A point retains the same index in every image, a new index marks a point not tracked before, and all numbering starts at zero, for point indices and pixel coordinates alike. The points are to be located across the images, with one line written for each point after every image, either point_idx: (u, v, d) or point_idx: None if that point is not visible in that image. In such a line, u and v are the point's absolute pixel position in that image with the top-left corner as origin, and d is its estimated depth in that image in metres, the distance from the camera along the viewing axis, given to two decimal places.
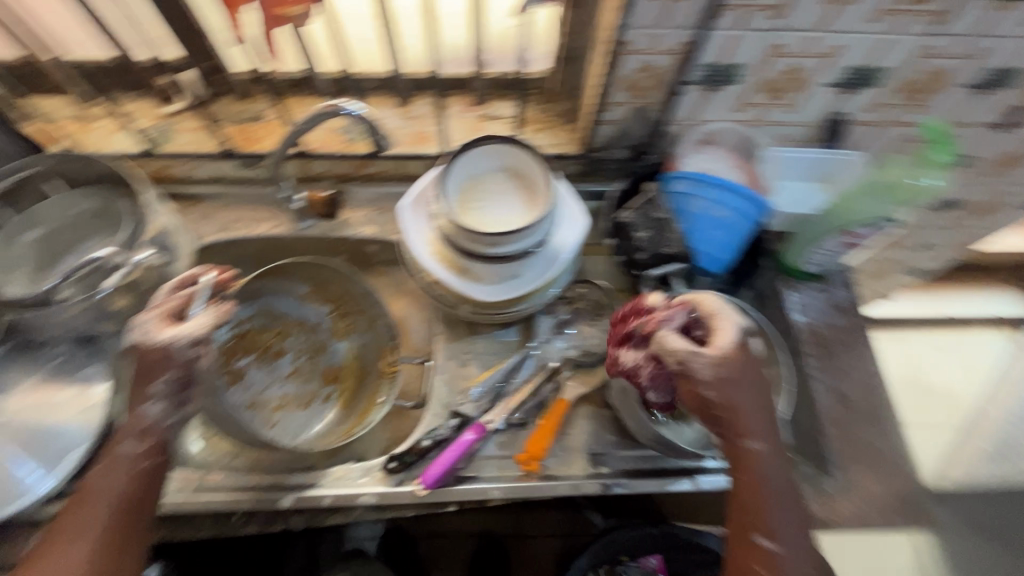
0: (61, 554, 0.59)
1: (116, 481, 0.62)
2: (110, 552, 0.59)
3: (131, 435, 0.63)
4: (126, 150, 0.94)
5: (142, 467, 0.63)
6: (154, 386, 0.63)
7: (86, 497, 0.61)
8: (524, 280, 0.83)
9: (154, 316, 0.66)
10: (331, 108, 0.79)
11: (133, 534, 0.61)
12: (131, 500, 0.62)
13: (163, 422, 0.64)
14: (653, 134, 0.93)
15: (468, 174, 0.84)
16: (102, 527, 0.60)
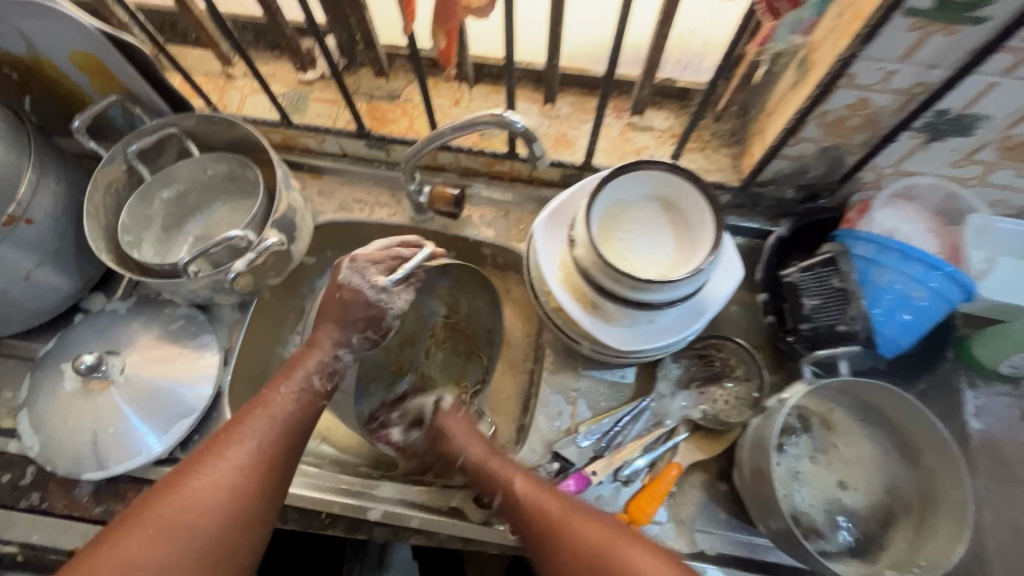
0: (225, 456, 0.63)
1: (282, 413, 0.68)
2: (264, 470, 0.64)
3: (316, 371, 0.72)
4: (260, 115, 0.91)
5: (313, 403, 0.71)
6: (358, 336, 0.75)
7: (255, 414, 0.67)
8: (659, 327, 0.73)
9: (370, 267, 0.74)
10: (491, 118, 0.65)
11: (284, 461, 0.66)
12: (291, 429, 0.68)
13: (340, 368, 0.75)
14: (836, 177, 0.79)
15: (616, 199, 0.74)
16: (265, 445, 0.65)
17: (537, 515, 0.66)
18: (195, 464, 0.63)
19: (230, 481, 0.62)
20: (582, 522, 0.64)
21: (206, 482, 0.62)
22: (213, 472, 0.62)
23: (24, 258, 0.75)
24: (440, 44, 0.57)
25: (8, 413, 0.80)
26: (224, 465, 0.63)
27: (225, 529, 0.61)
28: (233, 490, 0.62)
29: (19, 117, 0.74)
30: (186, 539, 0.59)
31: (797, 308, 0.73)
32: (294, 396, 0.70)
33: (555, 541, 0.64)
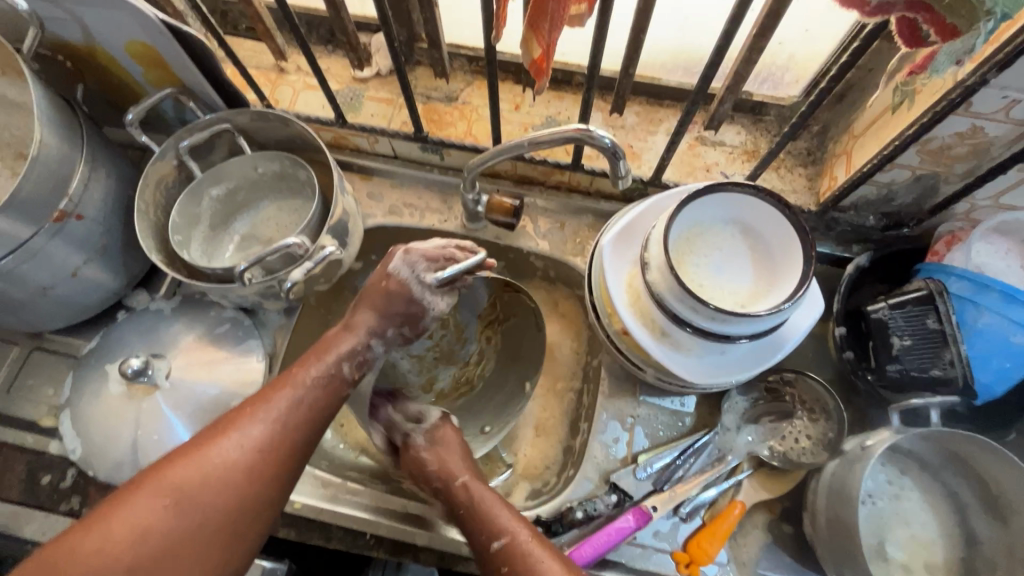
0: (244, 429, 0.58)
1: (311, 393, 0.63)
2: (282, 449, 0.59)
3: (347, 358, 0.67)
4: (312, 112, 0.88)
5: (339, 390, 0.66)
6: (394, 329, 0.70)
7: (281, 390, 0.62)
8: (732, 359, 0.69)
9: (421, 262, 0.69)
10: (575, 132, 0.60)
11: (302, 442, 0.61)
12: (317, 413, 0.63)
13: (371, 360, 0.69)
14: (926, 207, 0.74)
15: (694, 221, 0.69)
16: (285, 421, 0.60)
17: (541, 570, 0.57)
18: (212, 433, 0.58)
19: (248, 454, 0.57)
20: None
21: (223, 455, 0.56)
22: (229, 444, 0.57)
23: (73, 254, 0.72)
24: (533, 54, 0.52)
25: (49, 411, 0.78)
26: (242, 437, 0.57)
27: (236, 506, 0.55)
28: (249, 466, 0.56)
29: (72, 108, 0.71)
30: (198, 511, 0.54)
31: (883, 346, 0.68)
32: (322, 378, 0.64)
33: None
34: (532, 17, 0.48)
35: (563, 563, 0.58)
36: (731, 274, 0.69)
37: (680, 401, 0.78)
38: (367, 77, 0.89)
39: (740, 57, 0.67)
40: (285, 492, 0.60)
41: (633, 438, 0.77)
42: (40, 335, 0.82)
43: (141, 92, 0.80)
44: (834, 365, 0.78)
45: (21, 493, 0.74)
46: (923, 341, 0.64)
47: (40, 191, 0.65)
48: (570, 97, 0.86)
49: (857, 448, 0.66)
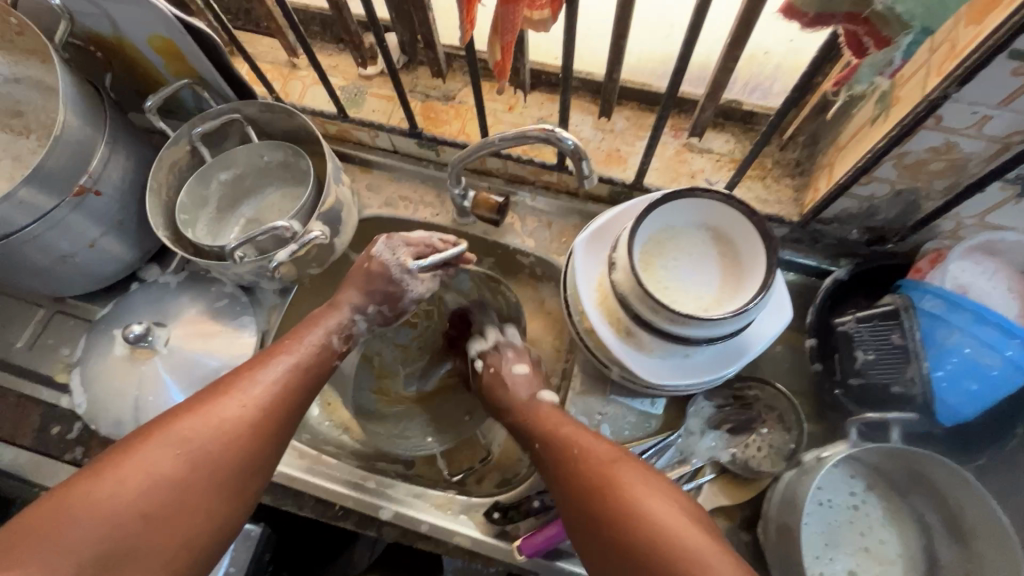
0: (247, 390, 0.63)
1: (302, 360, 0.68)
2: (279, 409, 0.64)
3: (333, 332, 0.73)
4: (318, 107, 0.93)
5: (327, 361, 0.71)
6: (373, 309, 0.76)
7: (278, 355, 0.67)
8: (695, 363, 0.70)
9: (403, 249, 0.75)
10: (541, 133, 0.63)
11: (297, 403, 0.66)
12: (308, 379, 0.68)
13: (358, 337, 0.76)
14: (909, 223, 0.72)
15: (663, 224, 0.70)
16: (282, 384, 0.65)
17: (553, 443, 0.67)
18: (214, 394, 0.62)
19: (249, 411, 0.61)
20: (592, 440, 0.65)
21: (226, 411, 0.61)
22: (231, 403, 0.61)
23: (91, 226, 0.79)
24: (495, 56, 0.56)
25: (64, 368, 0.85)
26: (242, 397, 0.62)
27: (239, 457, 0.59)
28: (249, 422, 0.61)
29: (98, 93, 0.78)
30: (207, 460, 0.57)
31: (848, 359, 0.68)
32: (310, 349, 0.70)
33: (581, 458, 0.63)
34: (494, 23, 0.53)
35: (576, 455, 0.64)
36: (698, 279, 0.70)
37: (649, 402, 0.78)
38: (371, 75, 0.94)
39: (717, 65, 0.67)
40: (281, 450, 0.64)
41: (598, 434, 0.78)
42: (62, 299, 0.90)
43: (162, 82, 0.87)
44: (808, 378, 0.78)
45: (33, 440, 0.82)
46: (884, 354, 0.65)
47: (61, 167, 0.72)
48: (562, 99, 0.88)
49: (814, 459, 0.66)
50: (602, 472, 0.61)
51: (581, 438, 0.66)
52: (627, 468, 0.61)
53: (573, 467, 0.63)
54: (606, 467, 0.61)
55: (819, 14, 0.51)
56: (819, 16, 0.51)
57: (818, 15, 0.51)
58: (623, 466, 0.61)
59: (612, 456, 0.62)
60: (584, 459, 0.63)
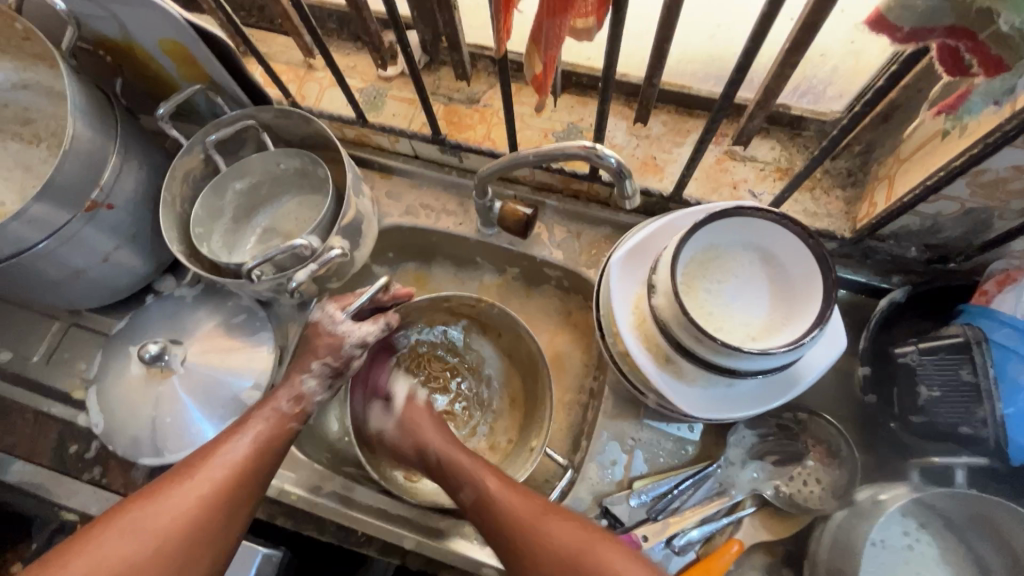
0: (197, 469, 0.60)
1: (253, 432, 0.64)
2: (236, 488, 0.60)
3: (287, 395, 0.67)
4: (335, 110, 0.89)
5: (283, 426, 0.66)
6: (315, 364, 0.68)
7: (233, 430, 0.64)
8: (739, 393, 0.66)
9: (332, 303, 0.71)
10: (582, 149, 0.59)
11: (257, 477, 0.62)
12: (263, 451, 0.63)
13: (313, 398, 0.69)
14: (976, 243, 0.66)
15: (707, 243, 0.65)
16: (240, 461, 0.62)
17: (512, 522, 0.62)
18: (172, 479, 0.60)
19: (199, 492, 0.59)
20: (557, 518, 0.61)
21: (174, 498, 0.58)
22: (187, 486, 0.59)
23: (105, 240, 0.76)
24: (534, 69, 0.52)
25: (81, 384, 0.83)
26: (198, 480, 0.59)
27: (188, 542, 0.57)
28: (201, 504, 0.58)
29: (109, 100, 0.74)
30: (154, 551, 0.56)
31: (908, 394, 0.63)
32: (273, 418, 0.66)
33: (540, 548, 0.60)
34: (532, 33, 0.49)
35: (539, 528, 0.61)
36: (745, 303, 0.65)
37: (686, 428, 0.74)
38: (391, 76, 0.89)
39: (771, 71, 0.61)
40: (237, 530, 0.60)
41: (631, 462, 0.73)
42: (78, 312, 0.87)
43: (175, 86, 0.83)
44: (859, 405, 0.72)
45: (51, 459, 0.81)
46: (952, 392, 0.60)
47: (72, 181, 0.68)
48: (594, 103, 0.83)
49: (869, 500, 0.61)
50: (562, 561, 0.59)
51: (548, 521, 0.61)
52: (607, 549, 0.59)
53: (530, 550, 0.60)
54: (588, 559, 0.58)
55: (917, 27, 0.40)
56: (916, 29, 0.40)
57: (916, 27, 0.40)
58: (602, 549, 0.59)
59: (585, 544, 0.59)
60: (543, 550, 0.60)
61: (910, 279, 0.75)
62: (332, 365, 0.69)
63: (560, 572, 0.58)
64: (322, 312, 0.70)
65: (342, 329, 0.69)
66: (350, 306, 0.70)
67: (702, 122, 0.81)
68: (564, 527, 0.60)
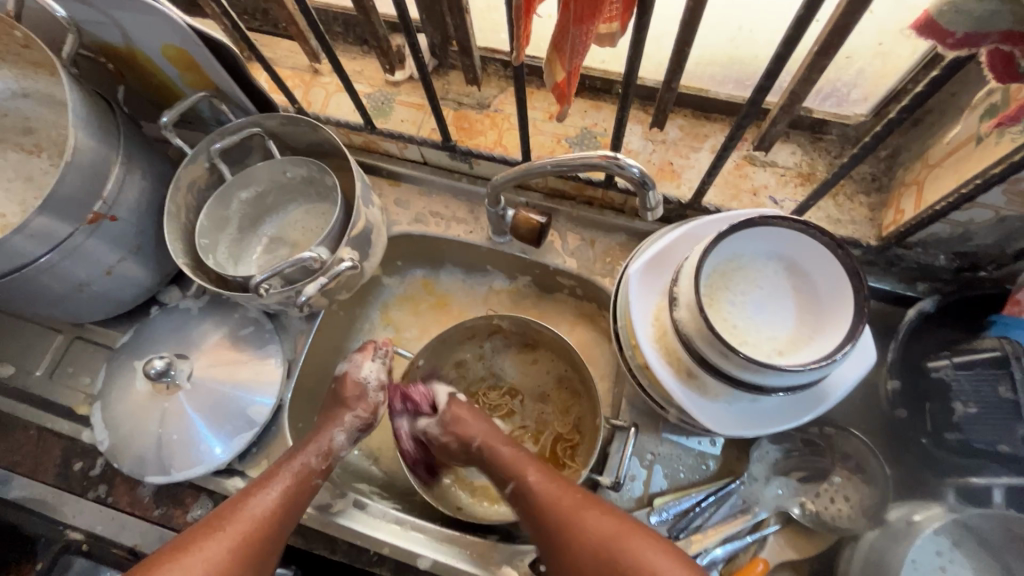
0: (226, 525, 0.60)
1: (279, 486, 0.64)
2: (262, 539, 0.61)
3: (315, 451, 0.68)
4: (342, 116, 0.87)
5: (308, 482, 0.66)
6: (347, 417, 0.71)
7: (262, 486, 0.64)
8: (764, 409, 0.63)
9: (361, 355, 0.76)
10: (603, 160, 0.57)
11: (280, 526, 0.63)
12: (291, 508, 0.64)
13: (340, 452, 0.70)
14: (1009, 250, 0.63)
15: (731, 253, 0.63)
16: (268, 515, 0.62)
17: (554, 508, 0.62)
18: (202, 529, 0.60)
19: (229, 546, 0.59)
20: (595, 513, 0.60)
21: (207, 552, 0.58)
22: (220, 536, 0.59)
23: (108, 252, 0.74)
24: (557, 77, 0.51)
25: (84, 400, 0.82)
26: (230, 531, 0.60)
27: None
28: (234, 559, 0.58)
29: (111, 109, 0.72)
30: None
31: (942, 410, 0.62)
32: (297, 468, 0.66)
33: (575, 539, 0.60)
34: (556, 39, 0.47)
35: (576, 519, 0.60)
36: (770, 316, 0.63)
37: (707, 442, 0.72)
38: (399, 81, 0.87)
39: (797, 74, 0.59)
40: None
41: (651, 477, 0.71)
42: (81, 325, 0.85)
43: (178, 93, 0.81)
44: (885, 418, 0.70)
45: (55, 477, 0.79)
46: (989, 407, 0.59)
47: (74, 194, 0.66)
48: (608, 107, 0.81)
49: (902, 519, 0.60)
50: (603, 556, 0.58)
51: (588, 515, 0.60)
52: (641, 542, 0.58)
53: (562, 542, 0.60)
54: (622, 543, 0.58)
55: (971, 33, 0.38)
56: (970, 34, 0.38)
57: (970, 33, 0.38)
58: (637, 541, 0.58)
59: (620, 537, 0.58)
60: (579, 545, 0.59)
61: (936, 287, 0.72)
62: (365, 415, 0.72)
63: (594, 561, 0.58)
64: (350, 363, 0.74)
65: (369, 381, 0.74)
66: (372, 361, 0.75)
67: (720, 126, 0.78)
68: (601, 520, 0.60)
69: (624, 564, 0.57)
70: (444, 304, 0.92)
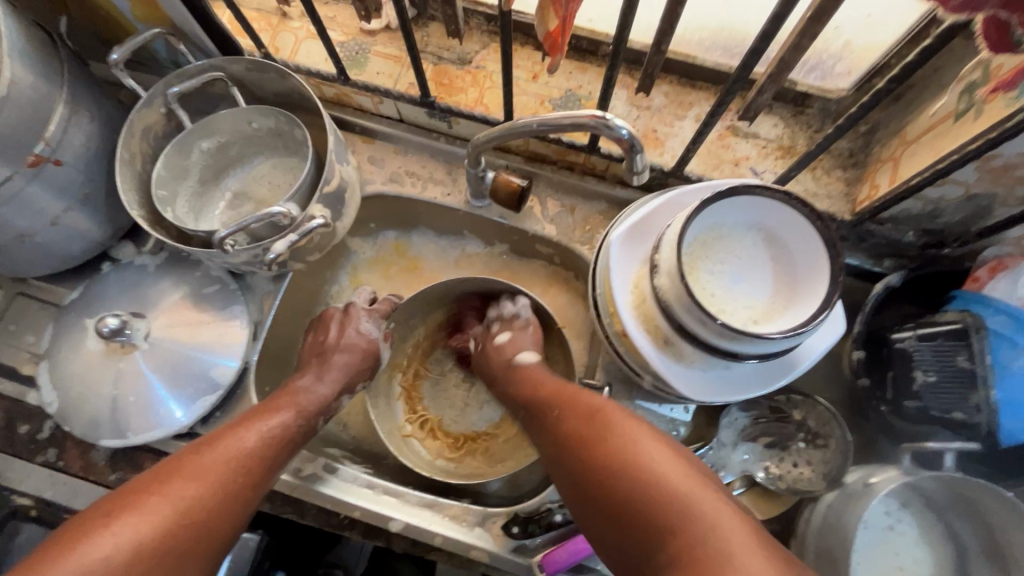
0: (239, 435, 0.60)
1: (286, 414, 0.65)
2: (269, 460, 0.61)
3: (314, 394, 0.69)
4: (313, 66, 0.82)
5: (309, 421, 0.67)
6: (331, 376, 0.71)
7: (272, 411, 0.65)
8: (736, 375, 0.64)
9: (367, 321, 0.77)
10: (592, 119, 0.56)
11: (269, 476, 0.60)
12: (294, 435, 0.64)
13: (328, 412, 0.70)
14: (973, 229, 0.65)
15: (713, 222, 0.63)
16: (276, 436, 0.62)
17: (595, 419, 0.57)
18: (209, 441, 0.59)
19: (239, 456, 0.58)
20: (590, 403, 0.59)
21: (214, 461, 0.57)
22: (203, 465, 0.56)
23: (53, 201, 0.68)
24: (549, 27, 0.49)
25: (29, 359, 0.77)
26: (211, 461, 0.57)
27: (190, 542, 0.52)
28: (243, 468, 0.58)
29: (52, 40, 0.65)
30: (197, 502, 0.54)
31: (904, 379, 0.65)
32: (294, 421, 0.65)
33: (569, 413, 0.60)
34: None
35: (602, 427, 0.55)
36: (746, 285, 0.63)
37: (679, 410, 0.73)
38: (375, 30, 0.82)
39: (788, 40, 0.57)
40: (260, 500, 0.60)
41: None
42: (24, 281, 0.79)
43: (130, 29, 0.74)
44: (846, 389, 0.73)
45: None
46: (947, 377, 0.62)
47: (12, 133, 0.60)
48: (594, 69, 0.78)
49: (859, 482, 0.64)
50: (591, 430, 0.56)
51: (625, 432, 0.54)
52: (631, 425, 0.55)
53: (555, 422, 0.60)
54: (645, 457, 0.51)
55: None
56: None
57: None
58: (624, 424, 0.55)
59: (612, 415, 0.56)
60: (570, 422, 0.59)
61: (901, 263, 0.75)
62: (354, 363, 0.73)
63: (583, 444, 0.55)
64: (339, 326, 0.75)
65: (355, 351, 0.74)
66: (364, 326, 0.76)
67: (706, 94, 0.77)
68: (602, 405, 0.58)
69: (617, 444, 0.53)
70: (415, 267, 0.90)
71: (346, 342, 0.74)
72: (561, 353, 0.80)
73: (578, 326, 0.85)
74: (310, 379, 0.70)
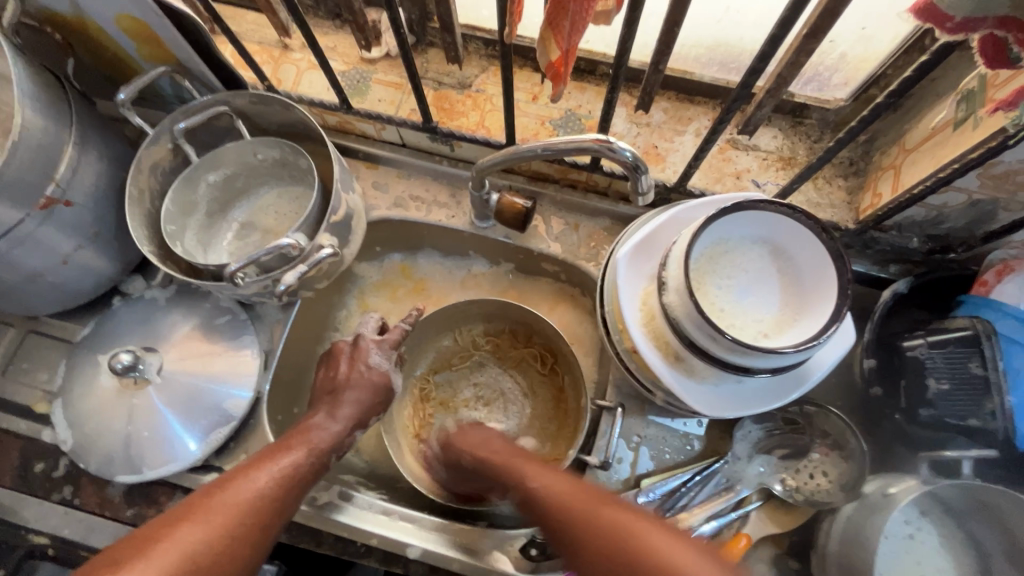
0: (250, 476, 0.60)
1: (298, 453, 0.65)
2: (279, 501, 0.60)
3: (326, 429, 0.69)
4: (315, 96, 0.83)
5: (321, 459, 0.67)
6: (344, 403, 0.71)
7: (285, 451, 0.65)
8: (748, 388, 0.64)
9: (376, 346, 0.77)
10: (595, 143, 0.56)
11: (279, 517, 0.60)
12: (305, 476, 0.64)
13: (341, 440, 0.70)
14: (978, 233, 0.65)
15: (719, 235, 0.63)
16: (286, 476, 0.62)
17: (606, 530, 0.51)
18: (220, 484, 0.59)
19: (249, 498, 0.58)
20: (606, 509, 0.53)
21: (222, 504, 0.57)
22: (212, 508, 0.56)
23: (65, 240, 0.69)
24: (551, 56, 0.49)
25: (43, 398, 0.77)
26: (220, 503, 0.57)
27: None
28: (252, 510, 0.58)
29: (61, 84, 0.66)
30: (203, 546, 0.53)
31: (917, 387, 0.66)
32: (305, 459, 0.65)
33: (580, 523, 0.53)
34: (551, 16, 0.45)
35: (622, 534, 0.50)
36: (754, 299, 0.64)
37: (693, 423, 0.73)
38: (375, 58, 0.84)
39: (785, 57, 0.58)
40: (269, 543, 0.59)
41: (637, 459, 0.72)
42: (36, 319, 0.80)
43: (136, 67, 0.75)
44: (859, 396, 0.73)
45: (13, 480, 0.75)
46: (960, 385, 0.62)
47: (25, 177, 0.61)
48: (593, 89, 0.79)
49: (878, 492, 0.64)
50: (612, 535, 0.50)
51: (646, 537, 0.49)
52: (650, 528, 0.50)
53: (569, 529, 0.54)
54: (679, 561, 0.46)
55: (968, 18, 0.38)
56: (968, 19, 0.38)
57: (968, 17, 0.38)
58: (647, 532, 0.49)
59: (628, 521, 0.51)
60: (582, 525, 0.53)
61: (907, 268, 0.75)
62: (365, 387, 0.74)
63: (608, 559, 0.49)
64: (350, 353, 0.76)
65: (366, 376, 0.74)
66: (372, 354, 0.76)
67: (704, 109, 0.78)
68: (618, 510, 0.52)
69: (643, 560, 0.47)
70: (421, 288, 0.90)
71: (357, 368, 0.74)
72: (572, 370, 0.80)
73: (587, 342, 0.85)
74: (324, 408, 0.70)
